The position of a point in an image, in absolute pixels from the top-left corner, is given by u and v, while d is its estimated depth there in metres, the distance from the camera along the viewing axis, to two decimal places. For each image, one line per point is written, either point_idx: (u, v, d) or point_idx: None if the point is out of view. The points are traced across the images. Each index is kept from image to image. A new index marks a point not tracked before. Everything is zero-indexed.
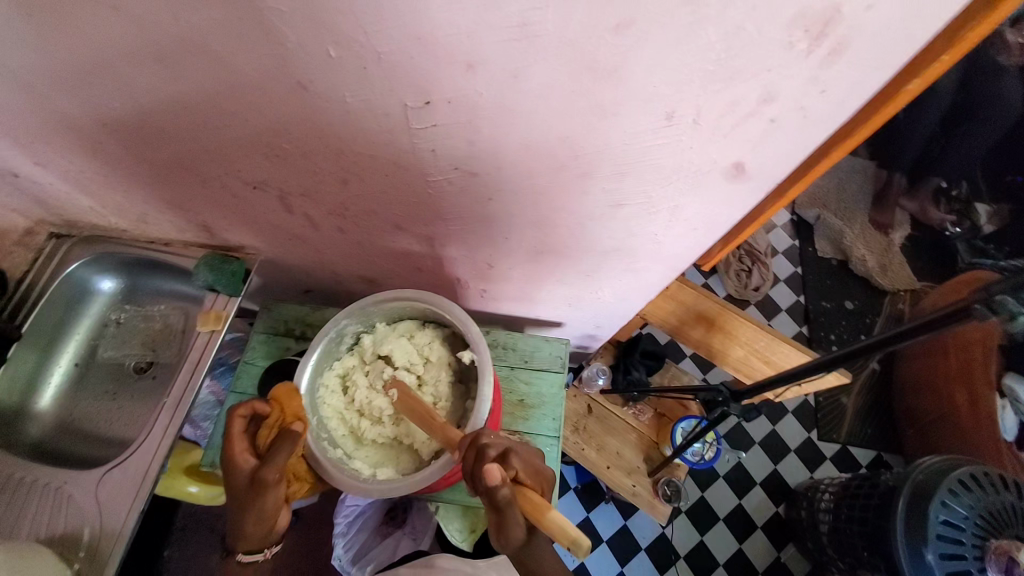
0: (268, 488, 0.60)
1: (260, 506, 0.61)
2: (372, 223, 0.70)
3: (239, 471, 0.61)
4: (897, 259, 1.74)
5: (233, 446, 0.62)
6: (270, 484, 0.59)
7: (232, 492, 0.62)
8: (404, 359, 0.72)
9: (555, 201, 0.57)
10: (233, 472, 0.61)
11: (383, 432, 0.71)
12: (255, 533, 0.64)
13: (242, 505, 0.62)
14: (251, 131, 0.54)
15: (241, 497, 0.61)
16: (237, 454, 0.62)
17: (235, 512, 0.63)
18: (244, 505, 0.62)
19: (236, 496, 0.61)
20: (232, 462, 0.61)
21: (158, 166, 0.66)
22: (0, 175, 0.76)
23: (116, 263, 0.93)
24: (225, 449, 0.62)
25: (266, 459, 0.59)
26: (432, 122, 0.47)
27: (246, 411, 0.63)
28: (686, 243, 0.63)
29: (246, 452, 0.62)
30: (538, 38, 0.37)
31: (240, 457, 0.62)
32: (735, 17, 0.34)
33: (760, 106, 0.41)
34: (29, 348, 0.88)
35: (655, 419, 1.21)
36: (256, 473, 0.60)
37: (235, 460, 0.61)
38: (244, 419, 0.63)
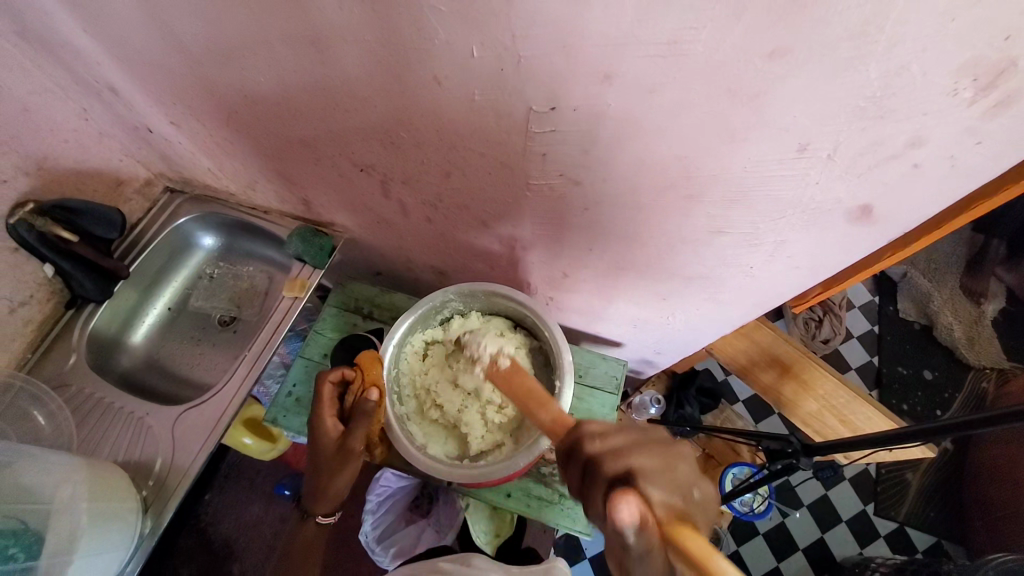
0: (352, 456, 0.67)
1: (341, 470, 0.69)
2: (462, 217, 0.72)
3: (327, 436, 0.68)
4: (985, 333, 1.58)
5: (321, 412, 0.68)
6: (354, 452, 0.67)
7: (316, 450, 0.69)
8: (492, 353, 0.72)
9: (652, 220, 0.57)
10: (321, 436, 0.68)
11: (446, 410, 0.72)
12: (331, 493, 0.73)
13: (326, 467, 0.69)
14: (373, 116, 0.57)
15: (325, 458, 0.68)
16: (326, 419, 0.68)
17: (315, 472, 0.71)
18: (327, 466, 0.69)
19: (320, 457, 0.68)
20: (322, 427, 0.68)
21: (278, 139, 0.71)
22: (140, 130, 0.84)
23: (218, 223, 1.01)
24: (315, 413, 0.68)
25: (354, 430, 0.66)
26: (552, 128, 0.48)
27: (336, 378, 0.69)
28: (779, 280, 0.61)
29: (333, 417, 0.68)
30: (684, 56, 0.37)
31: (329, 423, 0.68)
32: (903, 55, 0.32)
33: (905, 149, 0.39)
34: (132, 286, 0.96)
35: (702, 459, 1.16)
36: (343, 441, 0.67)
37: (325, 426, 0.67)
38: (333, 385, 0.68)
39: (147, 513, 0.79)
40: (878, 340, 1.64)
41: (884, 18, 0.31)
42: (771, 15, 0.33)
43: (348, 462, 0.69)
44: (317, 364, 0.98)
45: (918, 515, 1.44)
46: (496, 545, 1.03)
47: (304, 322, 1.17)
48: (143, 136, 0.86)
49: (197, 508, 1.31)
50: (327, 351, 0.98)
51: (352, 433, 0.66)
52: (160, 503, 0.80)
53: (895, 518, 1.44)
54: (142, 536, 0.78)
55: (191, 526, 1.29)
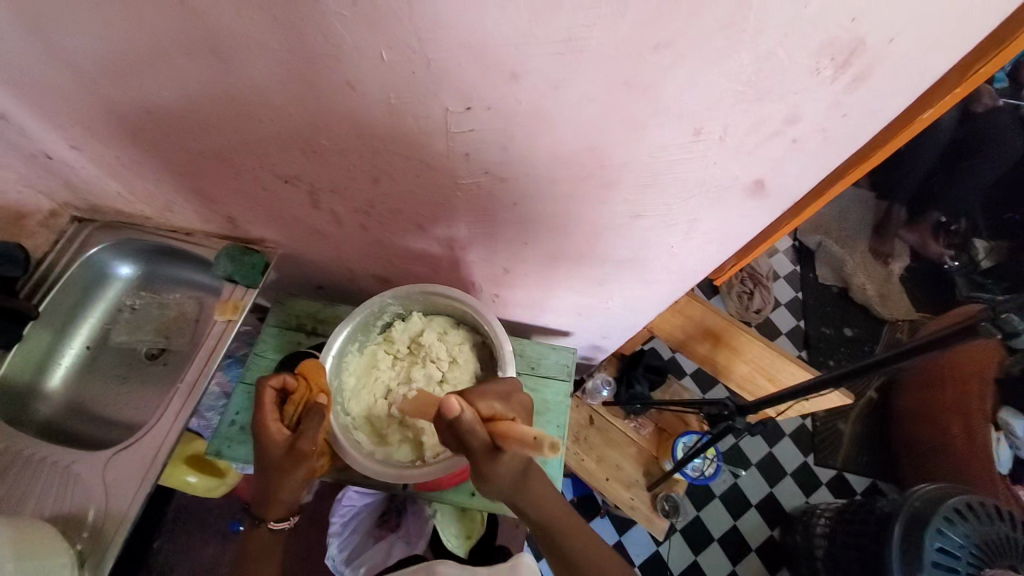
0: (303, 458, 0.63)
1: (293, 476, 0.65)
2: (396, 222, 0.72)
3: (273, 443, 0.64)
4: (896, 289, 1.75)
5: (265, 419, 0.65)
6: (304, 455, 0.63)
7: (263, 458, 0.64)
8: (434, 353, 0.73)
9: (577, 210, 0.60)
10: (267, 444, 0.64)
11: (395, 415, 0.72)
12: (288, 502, 0.69)
13: (276, 475, 0.65)
14: (292, 127, 0.57)
15: (274, 466, 0.64)
16: (270, 426, 0.64)
17: (267, 482, 0.66)
18: (277, 473, 0.65)
19: (269, 466, 0.64)
20: (266, 434, 0.64)
21: (193, 156, 0.68)
22: (36, 157, 0.78)
23: (136, 249, 0.95)
24: (258, 421, 0.65)
25: (302, 431, 0.62)
26: (470, 127, 0.50)
27: (277, 383, 0.66)
28: (699, 256, 0.66)
29: (278, 423, 0.65)
30: (582, 52, 0.39)
31: (273, 429, 0.64)
32: (767, 42, 0.36)
33: (784, 126, 0.43)
34: (44, 327, 0.88)
35: (656, 433, 1.22)
36: (292, 445, 0.63)
37: (269, 432, 0.63)
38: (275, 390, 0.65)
39: (84, 567, 0.73)
40: (804, 305, 1.78)
41: (747, 10, 0.34)
42: (651, 11, 0.35)
43: (299, 468, 0.64)
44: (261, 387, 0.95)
45: (854, 461, 1.58)
46: (468, 547, 1.03)
47: (244, 345, 1.12)
48: (40, 163, 0.80)
49: (145, 558, 1.22)
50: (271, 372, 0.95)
51: (301, 435, 0.63)
52: (98, 555, 0.74)
53: (834, 465, 1.57)
54: None
55: None
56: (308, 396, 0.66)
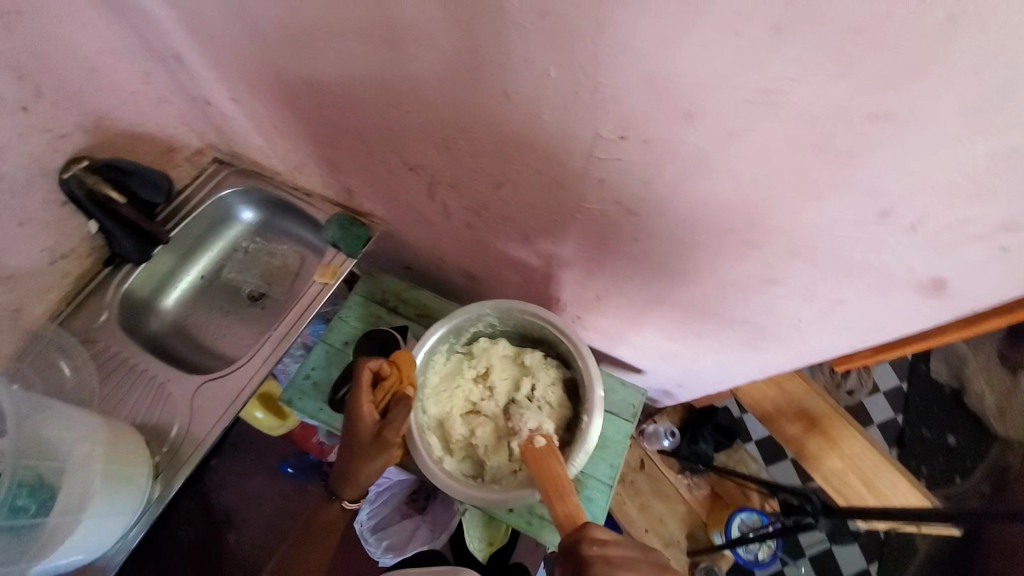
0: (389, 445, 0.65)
1: (374, 461, 0.67)
2: (504, 229, 0.71)
3: (363, 424, 0.66)
4: (1019, 404, 1.47)
5: (359, 399, 0.66)
6: (390, 443, 0.65)
7: (351, 435, 0.67)
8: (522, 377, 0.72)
9: (705, 261, 0.55)
10: (358, 423, 0.66)
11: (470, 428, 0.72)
12: (362, 479, 0.72)
13: (360, 454, 0.68)
14: (435, 121, 0.57)
15: (360, 445, 0.67)
16: (364, 407, 0.66)
17: (349, 457, 0.70)
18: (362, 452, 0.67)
19: (355, 444, 0.67)
20: (359, 413, 0.66)
21: (333, 128, 0.71)
22: (198, 101, 0.86)
23: (260, 199, 1.02)
24: (353, 400, 0.66)
25: (393, 421, 0.64)
26: (618, 156, 0.47)
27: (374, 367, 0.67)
28: (827, 337, 0.59)
29: (371, 405, 0.66)
30: (776, 106, 0.35)
31: (366, 411, 0.66)
32: (1019, 137, 0.30)
33: (998, 232, 0.36)
34: (169, 252, 0.97)
35: (709, 497, 1.13)
36: (381, 431, 0.65)
37: (364, 413, 0.65)
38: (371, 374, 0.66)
39: (157, 478, 0.80)
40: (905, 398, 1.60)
41: (1006, 99, 0.29)
42: (882, 78, 0.31)
43: (381, 454, 0.67)
44: (336, 351, 0.99)
45: None
46: (489, 554, 1.02)
47: (329, 306, 1.17)
48: (200, 107, 0.88)
49: (202, 474, 1.33)
50: (350, 339, 0.99)
51: (390, 424, 0.64)
52: (172, 471, 0.81)
53: None
54: (150, 501, 0.79)
55: (195, 490, 1.31)
56: (399, 386, 0.67)
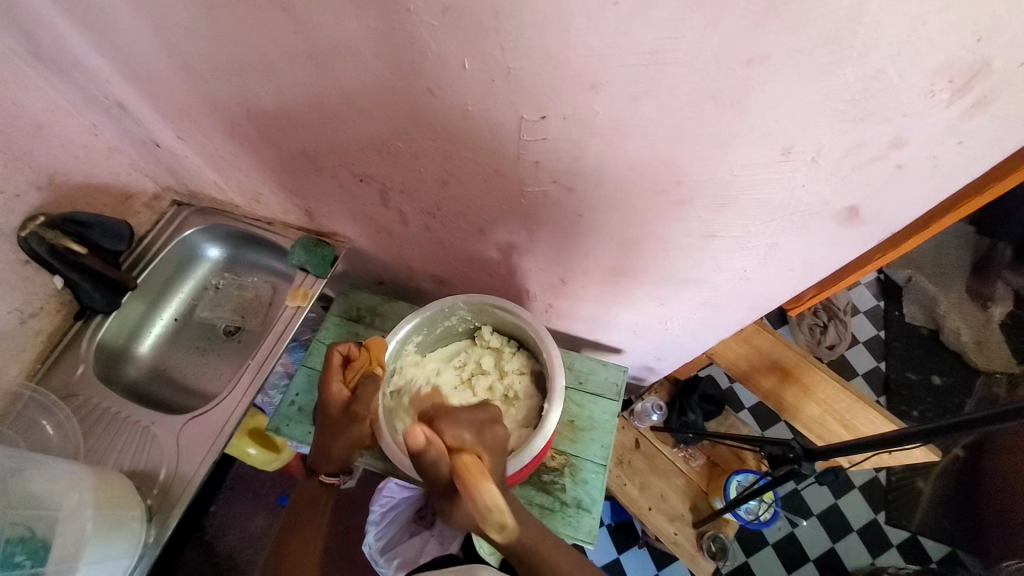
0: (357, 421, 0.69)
1: (346, 438, 0.71)
2: (460, 226, 0.74)
3: (333, 401, 0.70)
4: (996, 337, 1.55)
5: (329, 379, 0.71)
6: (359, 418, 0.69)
7: (323, 416, 0.71)
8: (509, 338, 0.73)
9: (645, 227, 0.58)
10: (328, 402, 0.70)
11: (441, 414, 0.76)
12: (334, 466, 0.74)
13: (330, 433, 0.71)
14: (372, 129, 0.60)
15: (330, 424, 0.71)
16: (333, 386, 0.71)
17: (320, 438, 0.73)
18: (332, 431, 0.71)
19: (326, 422, 0.71)
20: (329, 392, 0.70)
21: (280, 152, 0.73)
22: (149, 145, 0.87)
23: (224, 234, 1.03)
24: (323, 381, 0.71)
25: (361, 396, 0.69)
26: (543, 136, 0.50)
27: (344, 350, 0.73)
28: (775, 283, 0.62)
29: (341, 385, 0.71)
30: (667, 64, 0.38)
31: (335, 389, 0.71)
32: (878, 60, 0.33)
33: (888, 150, 0.39)
34: (140, 298, 0.98)
35: (707, 467, 1.16)
36: (350, 407, 0.70)
37: (332, 391, 0.70)
38: (341, 355, 0.72)
39: (151, 521, 0.80)
40: (885, 344, 1.63)
41: (857, 24, 0.32)
42: (749, 23, 0.34)
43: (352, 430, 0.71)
44: (319, 373, 1.00)
45: (934, 525, 1.37)
46: (500, 557, 1.02)
47: (308, 332, 1.18)
48: (151, 151, 0.89)
49: (203, 521, 1.31)
50: None
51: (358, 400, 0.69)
52: (165, 512, 0.81)
53: (907, 527, 1.40)
54: (146, 545, 0.79)
55: (198, 538, 1.29)
56: (367, 367, 0.72)
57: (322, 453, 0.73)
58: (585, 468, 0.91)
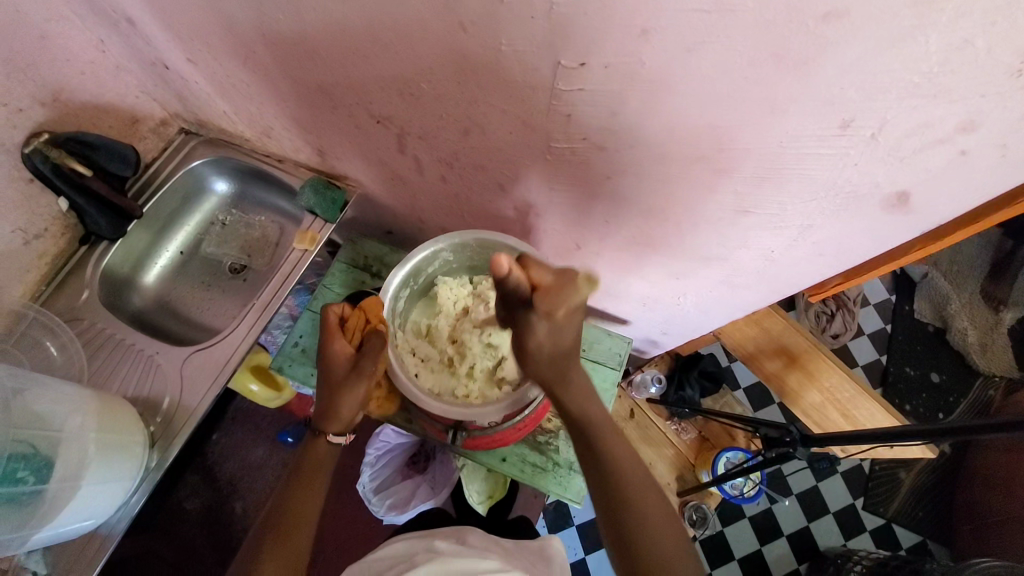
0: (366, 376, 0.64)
1: (354, 392, 0.65)
2: (478, 179, 0.70)
3: (338, 359, 0.65)
4: (998, 342, 1.57)
5: (330, 339, 0.66)
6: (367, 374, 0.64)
7: (325, 373, 0.66)
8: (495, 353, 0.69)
9: (675, 196, 0.55)
10: (330, 360, 0.65)
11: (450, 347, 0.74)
12: (344, 415, 0.67)
13: (335, 389, 0.66)
14: (396, 66, 0.56)
15: (335, 381, 0.65)
16: (334, 344, 0.66)
17: (326, 392, 0.67)
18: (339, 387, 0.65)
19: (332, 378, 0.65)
20: (332, 350, 0.65)
21: (294, 82, 0.69)
22: (155, 66, 0.83)
23: (232, 168, 1.00)
24: (324, 340, 0.66)
25: (368, 352, 0.64)
26: (580, 86, 0.46)
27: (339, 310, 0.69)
28: (798, 266, 0.60)
29: (343, 342, 0.67)
30: (731, 14, 0.34)
31: (338, 346, 0.66)
32: (968, 28, 0.30)
33: (955, 133, 0.37)
34: (145, 227, 0.96)
35: (697, 441, 1.17)
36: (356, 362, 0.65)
37: (336, 349, 0.65)
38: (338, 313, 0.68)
39: (153, 447, 0.81)
40: (889, 339, 1.62)
41: None
42: None
43: (360, 384, 0.65)
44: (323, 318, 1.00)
45: (907, 513, 1.44)
46: (489, 505, 1.06)
47: (313, 276, 1.17)
48: (158, 72, 0.85)
49: (203, 448, 1.35)
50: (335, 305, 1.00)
51: (364, 355, 0.65)
52: (167, 439, 0.82)
53: (883, 514, 1.45)
54: (148, 468, 0.81)
55: (197, 464, 1.34)
56: (366, 324, 0.68)
57: (328, 408, 0.66)
58: None
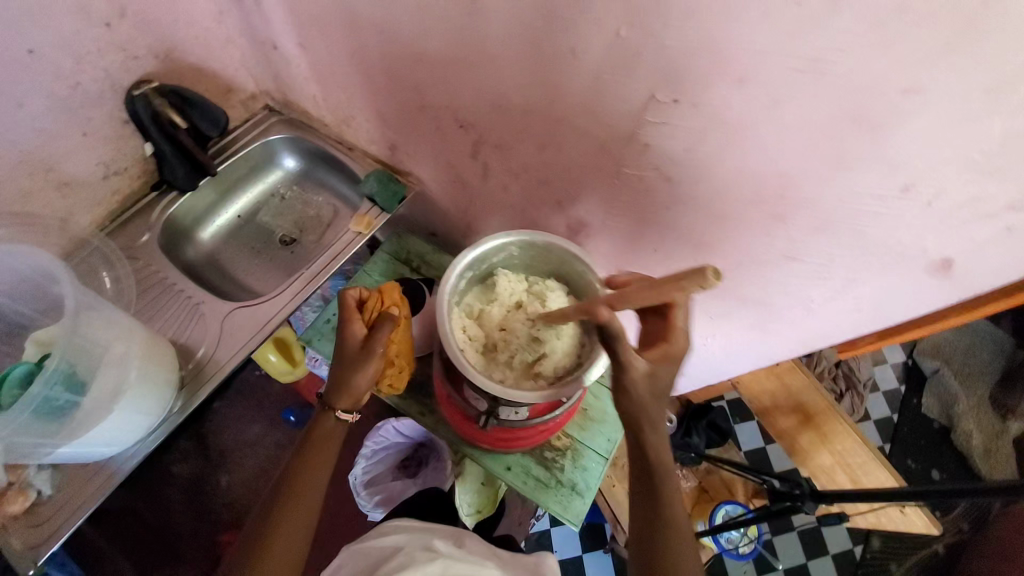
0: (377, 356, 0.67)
1: (366, 371, 0.68)
2: (540, 193, 0.75)
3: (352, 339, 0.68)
4: (1005, 449, 1.54)
5: (348, 319, 0.70)
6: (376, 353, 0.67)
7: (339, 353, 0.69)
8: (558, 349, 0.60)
9: (727, 234, 0.59)
10: (346, 339, 0.68)
11: (499, 334, 0.62)
12: (354, 392, 0.69)
13: (348, 366, 0.68)
14: (496, 77, 0.62)
15: (347, 360, 0.68)
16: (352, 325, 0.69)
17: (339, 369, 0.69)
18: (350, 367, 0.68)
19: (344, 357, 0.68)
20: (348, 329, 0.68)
21: (392, 79, 0.76)
22: (263, 45, 0.91)
23: (304, 149, 1.07)
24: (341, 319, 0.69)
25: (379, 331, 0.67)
26: (666, 119, 0.51)
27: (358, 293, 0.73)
28: (832, 320, 0.64)
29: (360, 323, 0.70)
30: (822, 75, 0.40)
31: (354, 327, 0.69)
32: None
33: (1004, 211, 0.41)
34: (213, 187, 1.02)
35: (695, 491, 1.16)
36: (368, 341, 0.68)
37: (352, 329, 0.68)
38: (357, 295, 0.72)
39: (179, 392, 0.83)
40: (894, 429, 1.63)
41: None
42: (913, 56, 0.36)
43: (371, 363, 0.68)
44: None
45: None
46: (477, 519, 1.04)
47: (351, 263, 1.22)
48: (263, 50, 0.92)
49: (205, 414, 1.36)
50: None
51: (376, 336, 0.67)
52: (194, 387, 0.84)
53: None
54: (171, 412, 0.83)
55: (196, 428, 1.34)
56: (381, 308, 0.72)
57: (340, 385, 0.69)
58: (587, 456, 0.95)
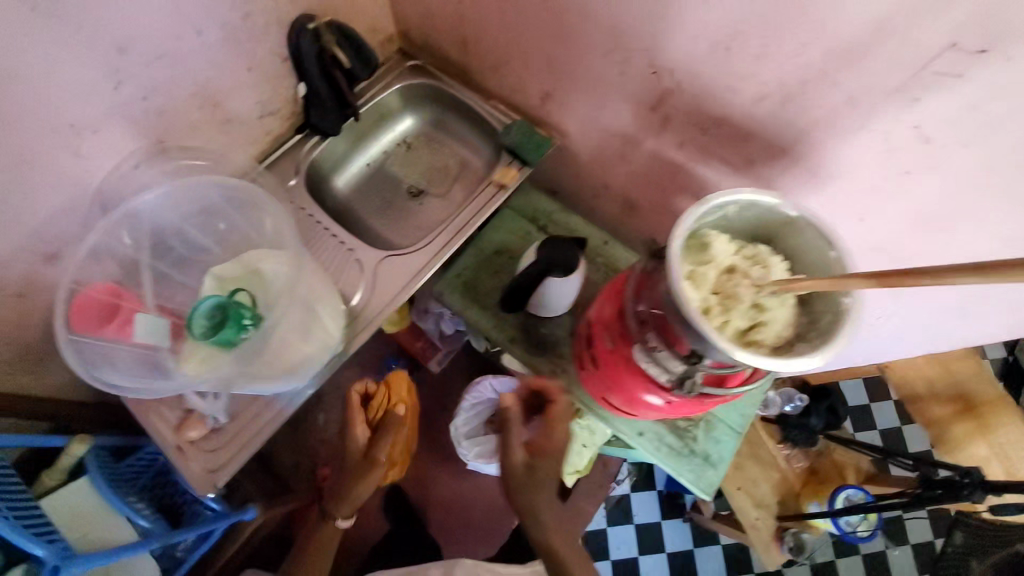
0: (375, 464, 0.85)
1: (367, 479, 0.86)
2: (728, 150, 0.71)
3: (355, 442, 0.87)
4: None
5: (354, 416, 0.88)
6: (376, 459, 0.85)
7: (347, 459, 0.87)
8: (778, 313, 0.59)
9: (972, 198, 0.58)
10: (352, 439, 0.87)
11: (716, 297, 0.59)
12: (355, 500, 0.87)
13: (351, 480, 0.86)
14: (731, 17, 0.58)
15: (352, 468, 0.86)
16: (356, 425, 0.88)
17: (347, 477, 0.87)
18: (356, 472, 0.86)
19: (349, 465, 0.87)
20: (355, 430, 0.87)
21: (580, 19, 0.72)
22: None
23: (437, 96, 1.04)
24: (350, 417, 0.88)
25: (379, 437, 0.86)
26: (959, 74, 0.49)
27: (361, 389, 0.91)
28: None
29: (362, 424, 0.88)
30: None
31: (359, 428, 0.87)
32: None
33: None
34: (350, 133, 1.01)
35: (806, 471, 1.15)
36: (369, 450, 0.86)
37: (357, 428, 0.87)
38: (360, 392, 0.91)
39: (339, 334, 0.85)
40: None
41: None
42: None
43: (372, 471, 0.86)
44: (485, 257, 1.02)
45: None
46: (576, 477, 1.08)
47: None
48: None
49: None
50: (500, 247, 1.02)
51: (378, 443, 0.86)
52: (352, 330, 0.85)
53: None
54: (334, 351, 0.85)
55: None
56: (384, 401, 0.92)
57: (344, 493, 0.87)
58: (719, 429, 0.94)
